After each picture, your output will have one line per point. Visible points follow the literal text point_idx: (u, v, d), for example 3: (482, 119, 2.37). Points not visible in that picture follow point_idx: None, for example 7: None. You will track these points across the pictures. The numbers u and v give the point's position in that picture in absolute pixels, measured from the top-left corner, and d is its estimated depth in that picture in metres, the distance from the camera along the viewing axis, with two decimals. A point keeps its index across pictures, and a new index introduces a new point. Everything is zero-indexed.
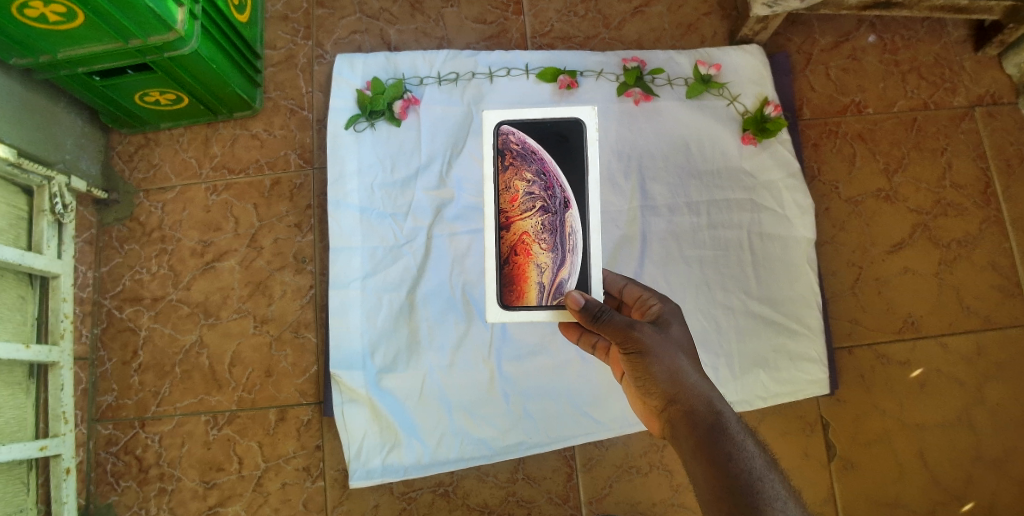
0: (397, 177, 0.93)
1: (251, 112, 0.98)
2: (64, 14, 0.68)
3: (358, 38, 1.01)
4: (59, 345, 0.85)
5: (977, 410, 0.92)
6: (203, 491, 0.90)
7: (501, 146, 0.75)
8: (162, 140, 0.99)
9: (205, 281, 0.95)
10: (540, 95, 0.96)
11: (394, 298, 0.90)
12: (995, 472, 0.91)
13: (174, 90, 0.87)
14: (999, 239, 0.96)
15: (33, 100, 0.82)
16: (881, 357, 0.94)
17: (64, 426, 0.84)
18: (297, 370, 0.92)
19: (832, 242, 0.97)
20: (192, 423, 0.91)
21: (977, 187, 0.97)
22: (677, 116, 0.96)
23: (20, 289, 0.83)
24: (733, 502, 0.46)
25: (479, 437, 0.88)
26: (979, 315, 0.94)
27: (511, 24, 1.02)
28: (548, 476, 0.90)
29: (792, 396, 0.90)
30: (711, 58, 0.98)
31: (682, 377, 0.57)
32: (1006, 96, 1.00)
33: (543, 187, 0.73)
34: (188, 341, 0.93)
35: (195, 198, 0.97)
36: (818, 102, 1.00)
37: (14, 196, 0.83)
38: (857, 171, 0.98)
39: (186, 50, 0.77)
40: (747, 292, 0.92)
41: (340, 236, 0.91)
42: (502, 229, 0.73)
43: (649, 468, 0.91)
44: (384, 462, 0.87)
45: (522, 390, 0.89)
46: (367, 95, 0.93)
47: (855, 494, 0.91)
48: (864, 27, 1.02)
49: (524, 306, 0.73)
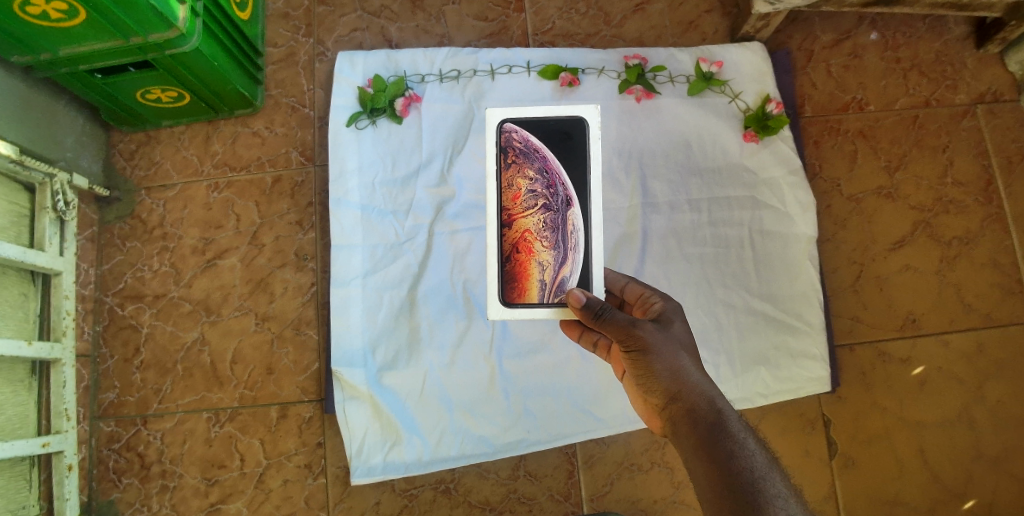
0: (397, 175, 0.93)
1: (252, 109, 0.98)
2: (65, 11, 0.68)
3: (358, 36, 1.01)
4: (61, 343, 0.85)
5: (977, 408, 0.92)
6: (204, 488, 0.90)
7: (504, 144, 0.74)
8: (163, 137, 0.99)
9: (205, 279, 0.95)
10: (540, 92, 0.96)
11: (394, 296, 0.90)
12: (995, 470, 0.91)
13: (175, 88, 0.87)
14: (1000, 237, 0.96)
15: (34, 97, 0.82)
16: (882, 355, 0.94)
17: (66, 423, 0.84)
18: (298, 367, 0.92)
19: (833, 240, 0.97)
20: (193, 420, 0.91)
21: (978, 185, 0.97)
22: (677, 114, 0.96)
23: (21, 286, 0.83)
24: (734, 500, 0.46)
25: (479, 435, 0.88)
26: (980, 312, 0.94)
27: (512, 21, 1.02)
28: (549, 473, 0.91)
29: (792, 393, 0.90)
30: (711, 56, 0.97)
31: (683, 375, 0.57)
32: (1007, 93, 1.00)
33: (545, 184, 0.73)
34: (189, 339, 0.94)
35: (196, 197, 0.97)
36: (819, 99, 1.00)
37: (16, 193, 0.83)
38: (858, 169, 0.98)
39: (187, 47, 0.77)
40: (747, 290, 0.92)
41: (341, 234, 0.91)
42: (504, 226, 0.73)
43: (650, 466, 0.91)
44: (384, 460, 0.87)
45: (522, 388, 0.89)
46: (368, 93, 0.93)
47: (855, 492, 0.91)
48: (865, 24, 1.02)
49: (526, 303, 0.73)
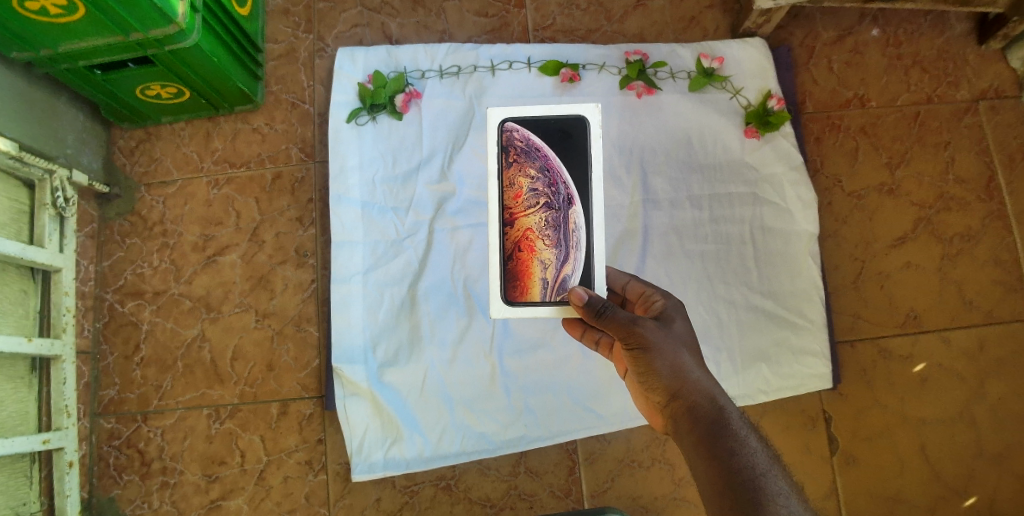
0: (398, 171, 0.93)
1: (252, 106, 0.98)
2: (65, 7, 0.68)
3: (359, 32, 1.01)
4: (62, 339, 0.85)
5: (978, 405, 0.92)
6: (205, 485, 0.90)
7: (505, 143, 0.74)
8: (163, 134, 0.99)
9: (206, 276, 0.95)
10: (541, 88, 0.95)
11: (396, 293, 0.90)
12: (997, 467, 0.90)
13: (175, 84, 0.87)
14: (1002, 234, 0.96)
15: (35, 94, 0.82)
16: (883, 352, 0.94)
17: (66, 420, 0.84)
18: (299, 364, 0.92)
19: (835, 236, 0.97)
20: (194, 417, 0.91)
21: (980, 181, 0.97)
22: (679, 110, 0.95)
23: (21, 283, 0.83)
24: (734, 496, 0.46)
25: (480, 432, 0.88)
26: (981, 309, 0.94)
27: (513, 18, 1.01)
28: (550, 470, 0.91)
29: (794, 390, 0.89)
30: (713, 51, 0.97)
31: (684, 372, 0.57)
32: (1010, 90, 0.99)
33: (546, 183, 0.73)
34: (190, 335, 0.94)
35: (196, 193, 0.97)
36: (821, 95, 1.00)
37: (15, 189, 0.83)
38: (860, 165, 0.98)
39: (187, 43, 0.77)
40: (749, 286, 0.92)
41: (341, 230, 0.91)
42: (505, 226, 0.73)
43: (651, 463, 0.91)
44: (385, 456, 0.87)
45: (522, 385, 0.89)
46: (369, 89, 0.93)
47: (856, 488, 0.91)
48: (867, 20, 1.01)
49: (529, 302, 0.73)
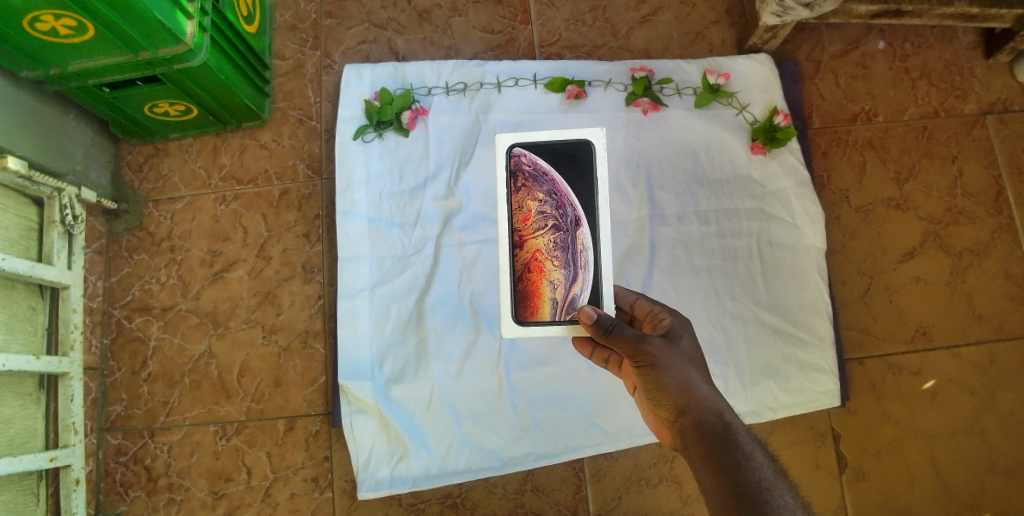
0: (404, 186, 0.93)
1: (260, 121, 0.98)
2: (74, 28, 0.68)
3: (366, 48, 1.01)
4: (70, 356, 0.85)
5: (989, 420, 0.91)
6: (212, 502, 0.90)
7: (512, 168, 0.76)
8: (172, 149, 0.99)
9: (213, 291, 0.95)
10: (548, 104, 0.95)
11: (403, 307, 0.90)
12: (1008, 484, 0.90)
13: (183, 102, 0.88)
14: (1010, 247, 0.95)
15: (45, 110, 0.83)
16: (892, 367, 0.93)
17: (74, 437, 0.84)
18: (306, 380, 0.92)
19: (843, 250, 0.96)
20: (201, 432, 0.91)
21: (989, 194, 0.97)
22: (685, 125, 0.95)
23: (31, 299, 0.83)
24: (739, 506, 0.45)
25: (487, 447, 0.88)
26: (992, 323, 0.93)
27: (519, 33, 1.02)
28: (557, 487, 0.90)
29: (803, 407, 0.89)
30: (719, 66, 0.97)
31: (692, 389, 0.56)
32: (1017, 102, 0.99)
33: (553, 206, 0.74)
34: (198, 351, 0.94)
35: (204, 208, 0.98)
36: (828, 109, 1.00)
37: (24, 207, 0.83)
38: (867, 179, 0.98)
39: (196, 61, 0.77)
40: (756, 300, 0.91)
41: (349, 245, 0.91)
42: (515, 247, 0.74)
43: (658, 480, 0.91)
44: (392, 472, 0.86)
45: (529, 399, 0.89)
46: (374, 105, 0.93)
47: (866, 506, 0.90)
48: (873, 34, 1.02)
49: (538, 322, 0.73)
